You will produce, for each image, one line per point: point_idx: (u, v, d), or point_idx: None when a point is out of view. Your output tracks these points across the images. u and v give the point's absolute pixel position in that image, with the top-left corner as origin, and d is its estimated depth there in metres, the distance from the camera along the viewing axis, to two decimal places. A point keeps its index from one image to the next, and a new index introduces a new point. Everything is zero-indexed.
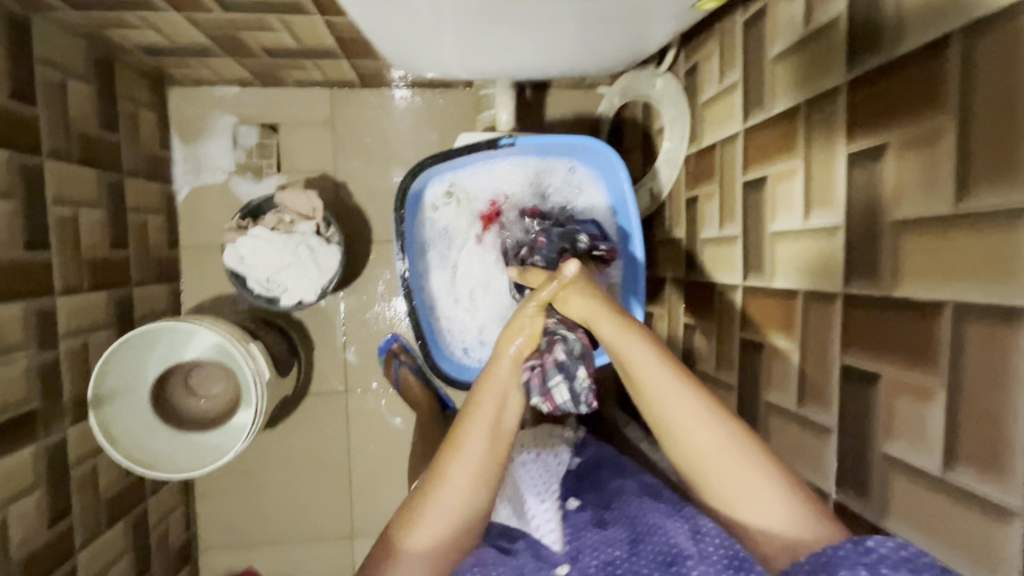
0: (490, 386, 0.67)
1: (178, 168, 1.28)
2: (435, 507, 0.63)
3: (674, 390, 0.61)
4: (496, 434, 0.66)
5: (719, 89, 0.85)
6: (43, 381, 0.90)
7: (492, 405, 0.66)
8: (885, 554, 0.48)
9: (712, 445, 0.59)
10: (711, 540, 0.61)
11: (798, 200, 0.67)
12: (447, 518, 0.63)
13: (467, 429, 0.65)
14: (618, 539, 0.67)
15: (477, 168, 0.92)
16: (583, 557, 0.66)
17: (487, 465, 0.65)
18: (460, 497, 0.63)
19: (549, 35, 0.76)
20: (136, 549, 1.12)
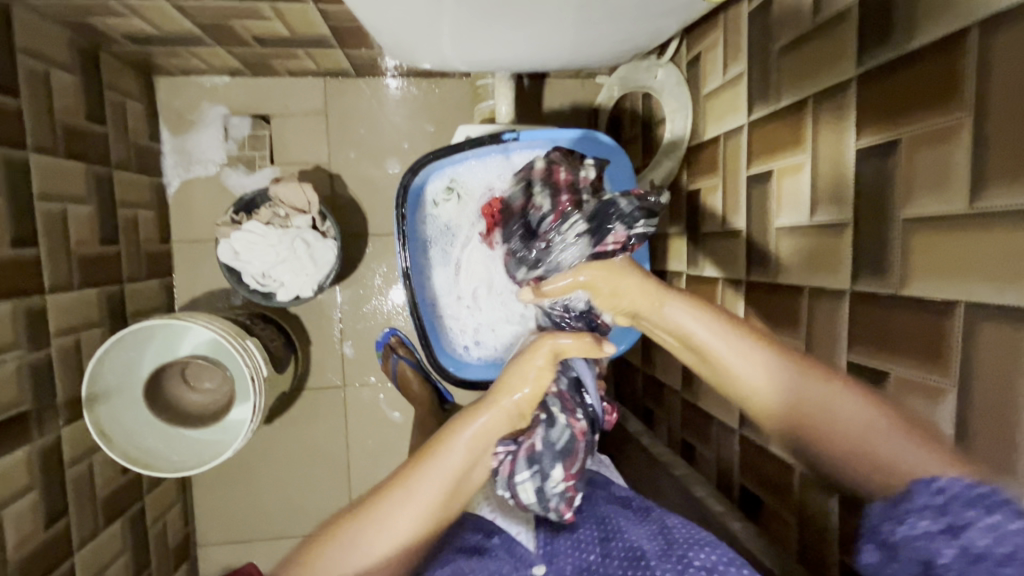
0: (473, 425, 0.64)
1: (168, 161, 1.25)
2: (365, 536, 0.60)
3: (736, 346, 0.61)
4: (452, 484, 0.63)
5: (723, 80, 0.84)
6: (35, 380, 0.88)
7: (464, 448, 0.64)
8: (957, 493, 0.44)
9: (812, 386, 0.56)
10: (680, 531, 0.67)
11: (804, 196, 0.66)
12: (369, 553, 0.60)
13: (426, 465, 0.62)
14: (588, 541, 0.69)
15: (478, 164, 0.91)
16: (558, 560, 0.67)
17: (432, 511, 0.62)
18: (392, 538, 0.61)
19: (552, 29, 0.75)
20: (135, 546, 1.11)
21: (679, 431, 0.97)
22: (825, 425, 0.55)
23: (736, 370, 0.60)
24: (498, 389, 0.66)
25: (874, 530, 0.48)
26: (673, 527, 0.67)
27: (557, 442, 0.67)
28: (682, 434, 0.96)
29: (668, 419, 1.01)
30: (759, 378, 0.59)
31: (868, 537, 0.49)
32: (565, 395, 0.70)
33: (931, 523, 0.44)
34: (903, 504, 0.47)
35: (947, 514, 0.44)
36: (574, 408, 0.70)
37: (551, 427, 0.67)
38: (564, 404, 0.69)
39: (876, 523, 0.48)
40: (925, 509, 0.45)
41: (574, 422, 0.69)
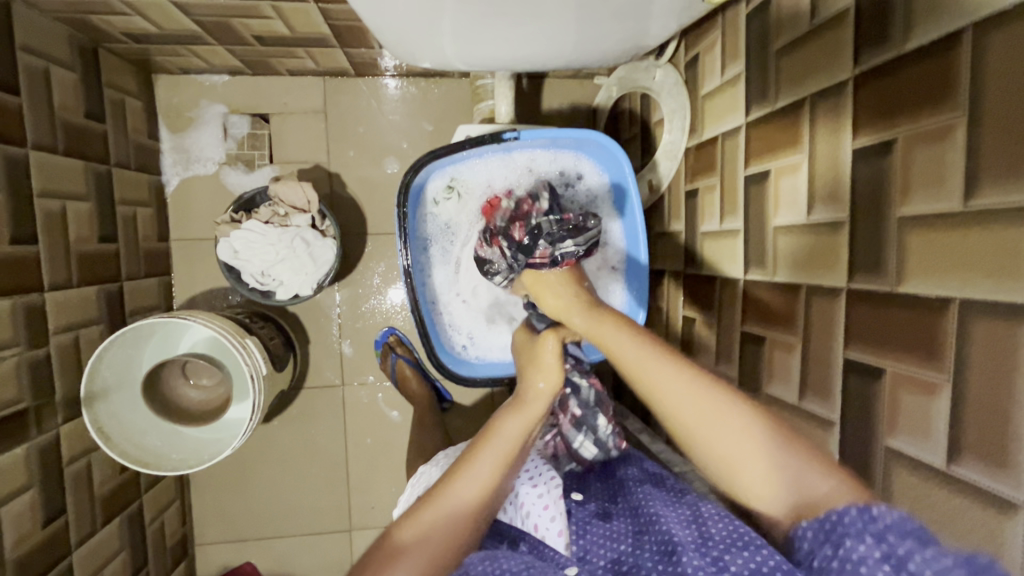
0: (515, 411, 0.70)
1: (167, 160, 1.25)
2: (438, 523, 0.61)
3: (676, 378, 0.61)
4: (508, 463, 0.67)
5: (721, 81, 0.85)
6: (33, 378, 0.88)
7: (516, 426, 0.69)
8: (890, 524, 0.47)
9: (718, 416, 0.58)
10: (714, 522, 0.61)
11: (801, 195, 0.67)
12: (443, 539, 0.60)
13: (482, 448, 0.67)
14: (622, 533, 0.67)
15: (478, 162, 0.91)
16: (592, 557, 0.65)
17: (496, 488, 0.65)
18: (465, 516, 0.62)
19: (553, 29, 0.75)
20: (133, 545, 1.11)
21: None
22: (755, 476, 0.57)
23: (675, 400, 0.60)
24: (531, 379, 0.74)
25: (808, 552, 0.51)
26: (708, 516, 0.62)
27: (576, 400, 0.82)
28: None
29: None
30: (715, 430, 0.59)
31: (803, 562, 0.52)
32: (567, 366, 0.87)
33: (872, 549, 0.46)
34: (832, 525, 0.50)
35: (885, 542, 0.46)
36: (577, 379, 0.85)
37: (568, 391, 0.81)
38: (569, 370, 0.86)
39: (808, 545, 0.51)
40: (863, 534, 0.47)
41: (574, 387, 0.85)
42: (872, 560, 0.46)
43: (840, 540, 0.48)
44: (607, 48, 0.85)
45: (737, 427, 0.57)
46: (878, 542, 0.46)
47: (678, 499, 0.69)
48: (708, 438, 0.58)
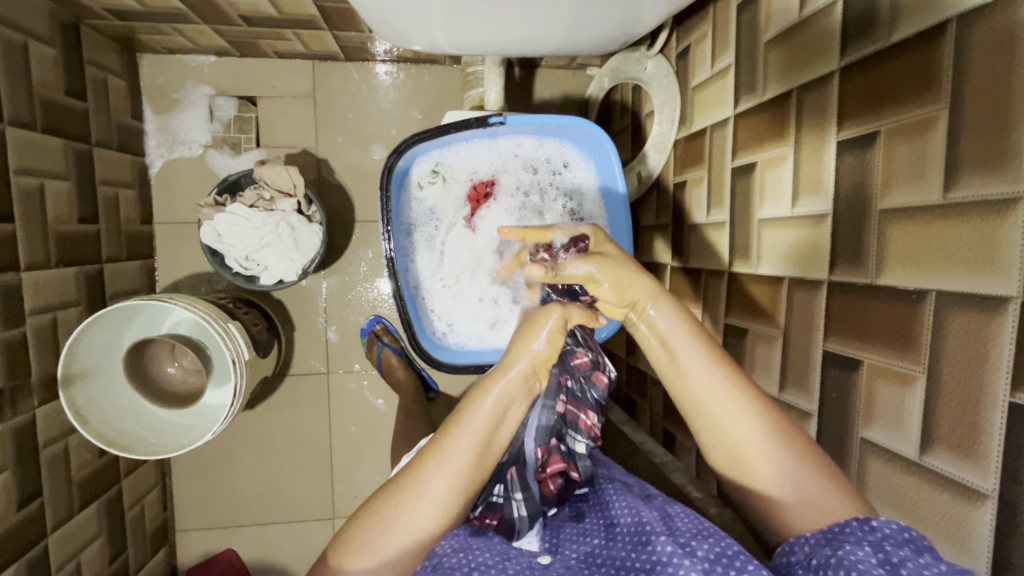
0: (495, 386, 0.61)
1: (151, 141, 1.23)
2: (407, 512, 0.58)
3: (703, 366, 0.58)
4: (482, 448, 0.60)
5: (711, 73, 0.84)
6: (8, 359, 0.86)
7: (492, 403, 0.60)
8: (888, 535, 0.46)
9: (731, 421, 0.57)
10: (682, 520, 0.59)
11: (785, 187, 0.67)
12: (414, 525, 0.58)
13: (453, 433, 0.60)
14: (594, 531, 0.65)
15: (463, 147, 0.91)
16: (563, 550, 0.64)
17: (468, 476, 0.59)
18: (434, 507, 0.58)
19: (542, 12, 0.74)
20: (111, 530, 1.10)
21: (661, 421, 0.98)
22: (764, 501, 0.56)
23: (701, 387, 0.58)
24: (529, 334, 0.63)
25: (803, 556, 0.50)
26: (677, 515, 0.60)
27: (547, 426, 0.71)
28: (664, 425, 0.97)
29: (650, 409, 1.02)
30: (751, 452, 0.56)
31: (799, 564, 0.50)
32: (566, 374, 0.72)
33: (869, 553, 0.45)
34: (834, 534, 0.49)
35: (882, 551, 0.45)
36: (580, 402, 0.74)
37: (541, 416, 0.71)
38: (564, 390, 0.73)
39: (804, 553, 0.50)
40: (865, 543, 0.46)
41: (573, 409, 0.73)
42: (869, 564, 0.44)
43: (840, 543, 0.48)
44: (599, 34, 0.84)
45: (733, 416, 0.56)
46: (877, 549, 0.45)
47: (647, 500, 0.66)
48: (724, 427, 0.57)
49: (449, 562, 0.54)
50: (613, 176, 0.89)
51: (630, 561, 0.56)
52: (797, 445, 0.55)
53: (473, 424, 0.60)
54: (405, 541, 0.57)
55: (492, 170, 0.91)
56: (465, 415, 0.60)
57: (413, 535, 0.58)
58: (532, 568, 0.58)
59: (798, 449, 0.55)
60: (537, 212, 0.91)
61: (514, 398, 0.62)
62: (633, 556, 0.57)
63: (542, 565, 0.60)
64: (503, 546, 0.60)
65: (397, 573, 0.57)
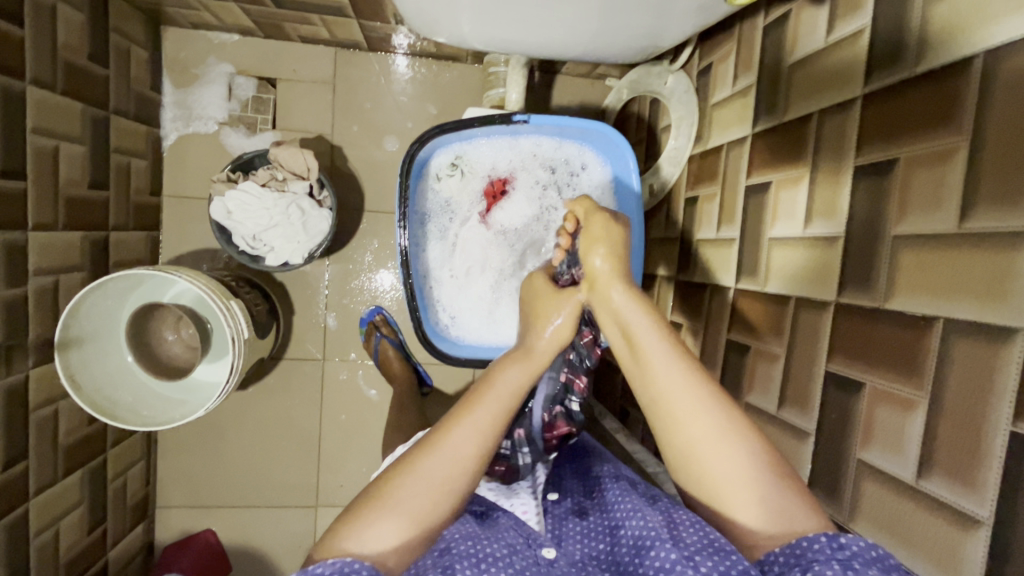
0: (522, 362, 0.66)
1: (167, 114, 1.23)
2: (428, 471, 0.57)
3: (664, 361, 0.59)
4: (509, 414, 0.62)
5: (732, 91, 0.86)
6: (8, 316, 0.86)
7: (517, 380, 0.65)
8: (857, 553, 0.47)
9: (733, 436, 0.56)
10: (687, 527, 0.57)
11: (799, 208, 0.68)
12: (437, 486, 0.57)
13: (480, 399, 0.62)
14: (599, 532, 0.64)
15: (484, 143, 0.91)
16: (569, 543, 0.63)
17: (491, 440, 0.61)
18: (456, 464, 0.58)
19: (573, 14, 0.75)
20: (92, 499, 1.08)
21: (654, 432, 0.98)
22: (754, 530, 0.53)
23: (661, 380, 0.59)
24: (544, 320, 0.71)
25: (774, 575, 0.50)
26: (682, 522, 0.58)
27: (550, 395, 0.76)
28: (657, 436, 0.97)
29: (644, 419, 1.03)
30: (752, 470, 0.55)
31: None
32: (570, 348, 0.78)
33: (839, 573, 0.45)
34: (801, 551, 0.49)
35: (851, 570, 0.45)
36: (576, 369, 0.79)
37: (544, 386, 0.76)
38: (567, 362, 0.78)
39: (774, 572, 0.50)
40: (833, 561, 0.46)
41: (571, 377, 0.77)
42: None
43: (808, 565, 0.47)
44: (626, 43, 0.85)
45: (730, 434, 0.56)
46: (846, 568, 0.45)
47: (651, 502, 0.63)
48: (718, 448, 0.56)
49: (459, 549, 0.56)
50: (629, 182, 0.89)
51: (633, 566, 0.57)
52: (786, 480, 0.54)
53: (505, 386, 0.64)
54: (428, 500, 0.56)
55: (511, 168, 0.92)
56: (497, 380, 0.64)
57: (436, 495, 0.57)
58: (537, 564, 0.59)
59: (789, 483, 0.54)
60: (552, 213, 0.92)
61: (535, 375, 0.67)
62: (636, 561, 0.57)
63: (547, 561, 0.60)
64: (510, 538, 0.61)
65: (408, 533, 0.55)
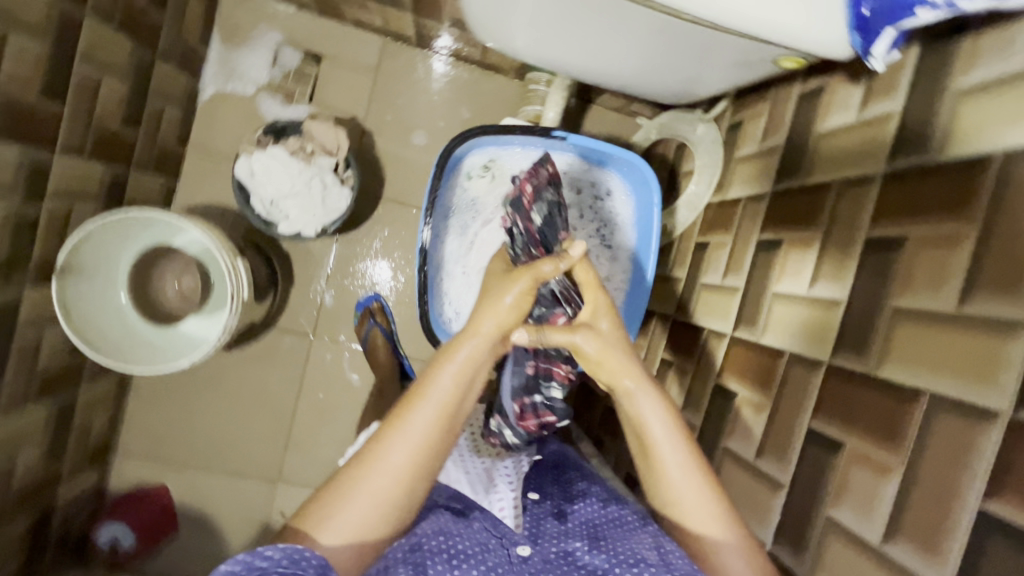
0: (459, 358, 0.59)
1: (209, 69, 1.25)
2: (368, 487, 0.56)
3: (679, 465, 0.61)
4: (449, 419, 0.59)
5: (759, 148, 0.89)
6: (17, 232, 0.86)
7: (452, 381, 0.59)
8: None
9: (703, 506, 0.61)
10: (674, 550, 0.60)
11: (806, 269, 0.71)
12: (376, 505, 0.56)
13: (414, 407, 0.58)
14: (577, 533, 0.65)
15: (518, 151, 0.94)
16: (544, 541, 0.64)
17: (431, 450, 0.58)
18: (394, 480, 0.57)
19: (622, 47, 0.78)
20: (54, 432, 1.06)
21: (627, 464, 0.99)
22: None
23: (669, 471, 0.62)
24: (490, 302, 0.60)
25: None
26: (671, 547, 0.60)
27: (521, 385, 0.76)
28: (630, 468, 0.98)
29: (620, 450, 1.04)
30: (714, 538, 0.60)
31: None
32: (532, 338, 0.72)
33: None
34: None
35: None
36: (551, 356, 0.74)
37: (513, 377, 0.76)
38: (536, 351, 0.74)
39: None
40: None
41: (545, 367, 0.74)
42: None
43: None
44: (665, 83, 0.88)
45: (703, 513, 0.61)
46: None
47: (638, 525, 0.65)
48: (694, 522, 0.61)
49: (428, 546, 0.59)
50: (648, 215, 0.93)
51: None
52: (740, 539, 0.60)
53: (438, 390, 0.58)
54: (370, 519, 0.56)
55: None
56: (429, 381, 0.59)
57: (378, 513, 0.57)
58: (509, 563, 0.60)
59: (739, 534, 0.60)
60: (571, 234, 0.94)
61: (479, 366, 0.60)
62: (617, 571, 0.59)
63: (519, 558, 0.61)
64: (483, 537, 0.62)
65: (358, 544, 0.56)
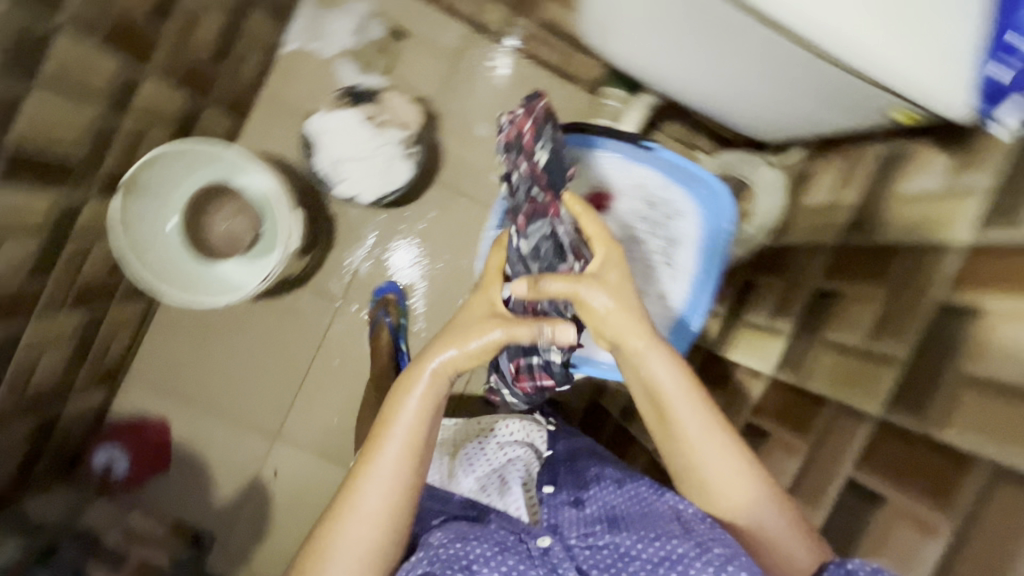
0: (414, 396, 0.65)
1: (296, 25, 1.28)
2: (350, 536, 0.61)
3: (703, 436, 0.64)
4: (416, 451, 0.63)
5: (826, 200, 0.90)
6: (99, 141, 0.87)
7: (413, 418, 0.64)
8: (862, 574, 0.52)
9: (736, 481, 0.63)
10: (695, 521, 0.61)
11: (864, 323, 0.71)
12: (361, 549, 0.61)
13: (379, 450, 0.63)
14: (596, 518, 0.66)
15: (602, 154, 0.94)
16: (564, 531, 0.65)
17: (405, 483, 0.63)
18: (374, 521, 0.61)
19: (721, 92, 0.80)
20: (77, 344, 1.06)
21: None
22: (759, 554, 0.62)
23: (695, 445, 0.64)
24: (438, 349, 0.66)
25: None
26: (690, 517, 0.62)
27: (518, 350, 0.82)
28: None
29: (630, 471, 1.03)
30: (747, 507, 0.63)
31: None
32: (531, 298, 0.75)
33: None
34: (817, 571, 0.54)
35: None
36: (550, 317, 0.76)
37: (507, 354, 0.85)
38: (532, 311, 0.76)
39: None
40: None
41: (543, 317, 0.76)
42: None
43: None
44: (751, 127, 0.91)
45: (733, 480, 0.63)
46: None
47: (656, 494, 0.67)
48: (727, 491, 0.63)
49: (447, 555, 0.61)
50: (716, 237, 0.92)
51: (636, 550, 0.59)
52: (777, 508, 0.62)
53: (398, 427, 0.64)
54: (362, 559, 0.61)
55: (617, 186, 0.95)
56: (389, 425, 0.64)
57: (364, 558, 0.61)
58: (530, 557, 0.62)
59: (777, 504, 0.63)
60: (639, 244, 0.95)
61: (437, 401, 0.66)
62: (641, 546, 0.59)
63: (541, 550, 0.62)
64: (501, 535, 0.64)
65: None
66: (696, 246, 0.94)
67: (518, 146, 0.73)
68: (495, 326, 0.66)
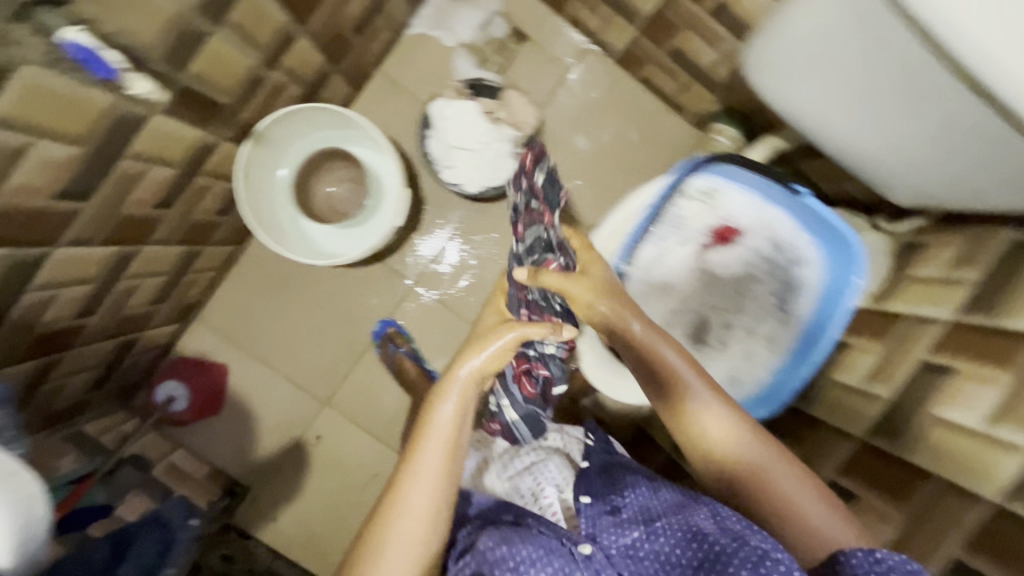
0: (450, 396, 0.68)
1: (425, 12, 1.31)
2: (401, 532, 0.60)
3: (722, 413, 0.67)
4: (453, 448, 0.65)
5: (941, 275, 0.87)
6: (247, 89, 0.90)
7: (450, 417, 0.66)
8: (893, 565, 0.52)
9: (766, 461, 0.64)
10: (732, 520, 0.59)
11: (982, 403, 0.68)
12: (412, 544, 0.60)
13: (420, 448, 0.64)
14: (633, 520, 0.63)
15: (740, 190, 1.00)
16: (603, 540, 0.63)
17: (448, 478, 0.64)
18: (424, 518, 0.61)
19: (893, 155, 0.80)
20: (171, 277, 1.08)
21: None
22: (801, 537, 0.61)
23: (712, 419, 0.67)
24: (465, 357, 0.72)
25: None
26: (728, 515, 0.59)
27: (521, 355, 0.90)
28: None
29: None
30: (775, 484, 0.63)
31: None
32: (524, 290, 0.87)
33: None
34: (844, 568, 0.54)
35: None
36: (542, 309, 0.86)
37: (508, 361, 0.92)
38: (526, 303, 0.87)
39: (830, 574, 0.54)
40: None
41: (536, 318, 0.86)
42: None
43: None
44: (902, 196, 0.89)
45: (756, 456, 0.65)
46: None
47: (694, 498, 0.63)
48: (759, 471, 0.64)
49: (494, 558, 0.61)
50: (840, 288, 0.94)
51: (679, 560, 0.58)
52: (809, 486, 0.63)
53: (438, 425, 0.66)
54: (413, 556, 0.60)
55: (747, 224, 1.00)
56: (430, 424, 0.66)
57: (413, 556, 0.60)
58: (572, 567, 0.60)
59: (808, 484, 0.63)
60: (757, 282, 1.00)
61: (469, 402, 0.69)
62: (683, 554, 0.58)
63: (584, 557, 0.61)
64: (546, 540, 0.63)
65: None
66: (815, 293, 0.97)
67: (519, 176, 0.90)
68: (508, 330, 0.74)
